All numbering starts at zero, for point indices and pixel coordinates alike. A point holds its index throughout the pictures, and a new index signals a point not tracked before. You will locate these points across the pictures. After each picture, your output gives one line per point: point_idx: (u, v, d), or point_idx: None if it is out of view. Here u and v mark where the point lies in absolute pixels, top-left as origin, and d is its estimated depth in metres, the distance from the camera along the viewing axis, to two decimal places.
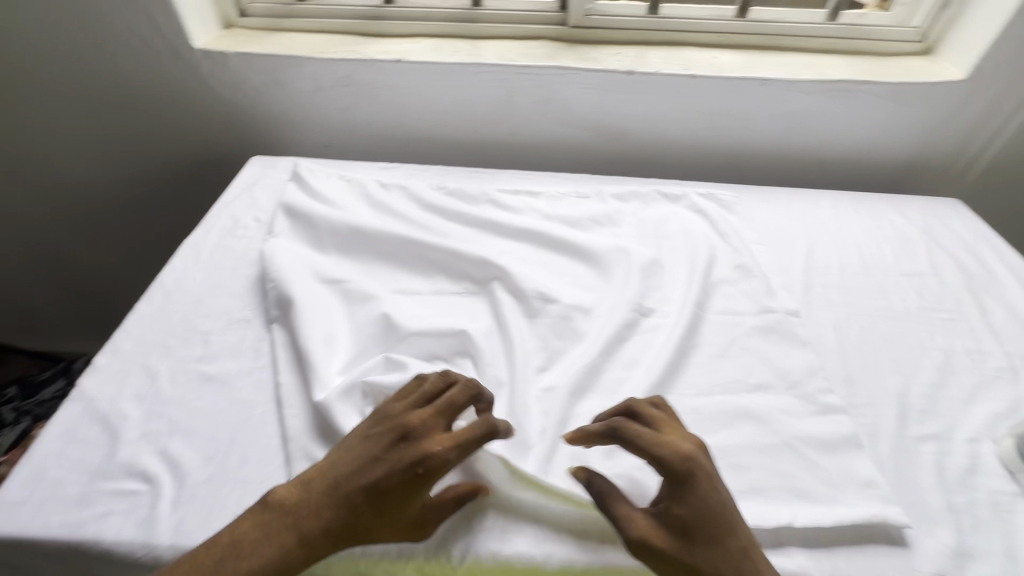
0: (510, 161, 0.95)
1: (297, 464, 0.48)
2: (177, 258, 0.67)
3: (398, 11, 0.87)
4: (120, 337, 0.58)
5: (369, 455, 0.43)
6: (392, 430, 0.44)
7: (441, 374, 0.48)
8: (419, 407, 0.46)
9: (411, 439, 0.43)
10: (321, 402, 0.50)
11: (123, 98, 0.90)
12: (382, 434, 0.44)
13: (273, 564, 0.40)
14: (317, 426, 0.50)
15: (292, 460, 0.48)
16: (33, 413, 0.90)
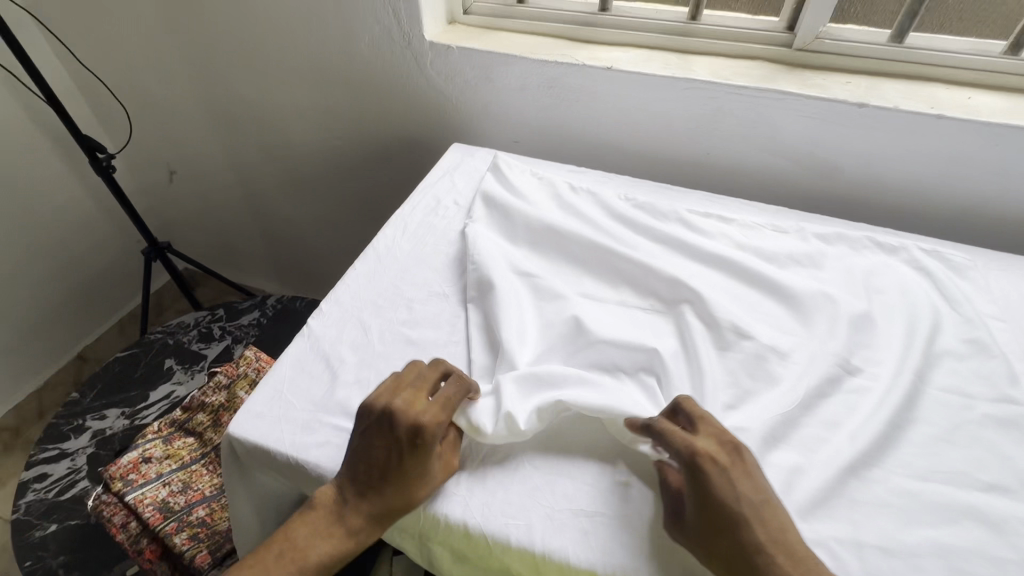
0: (696, 181, 0.91)
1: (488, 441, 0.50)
2: (389, 227, 0.74)
3: (613, 20, 0.88)
4: (342, 289, 0.65)
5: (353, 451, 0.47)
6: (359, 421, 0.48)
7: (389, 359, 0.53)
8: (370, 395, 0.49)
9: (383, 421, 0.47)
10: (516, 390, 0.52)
11: (352, 78, 1.02)
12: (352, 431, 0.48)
13: (337, 557, 0.45)
14: None
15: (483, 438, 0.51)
16: (232, 334, 1.07)
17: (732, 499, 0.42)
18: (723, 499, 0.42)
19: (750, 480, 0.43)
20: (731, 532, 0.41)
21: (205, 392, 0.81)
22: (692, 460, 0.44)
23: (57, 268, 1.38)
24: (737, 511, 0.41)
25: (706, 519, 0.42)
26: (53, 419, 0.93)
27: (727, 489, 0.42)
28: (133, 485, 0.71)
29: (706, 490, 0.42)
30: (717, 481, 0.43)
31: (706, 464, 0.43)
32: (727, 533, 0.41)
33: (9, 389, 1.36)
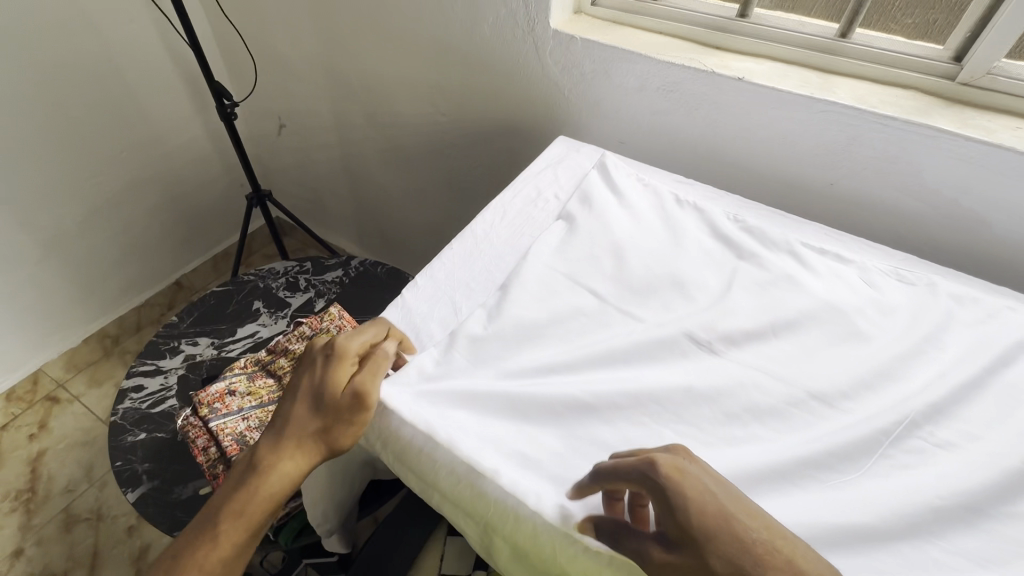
0: (810, 211, 0.85)
1: (563, 446, 0.49)
2: (488, 212, 0.74)
3: (751, 28, 0.83)
4: (437, 267, 0.66)
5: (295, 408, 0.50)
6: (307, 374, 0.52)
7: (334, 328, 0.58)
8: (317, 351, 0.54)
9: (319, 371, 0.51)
10: (597, 406, 0.51)
11: (468, 57, 1.02)
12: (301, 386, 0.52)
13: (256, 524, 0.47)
14: (586, 419, 0.51)
15: (558, 441, 0.49)
16: (316, 289, 1.12)
17: (714, 506, 0.39)
18: (701, 509, 0.39)
19: (715, 480, 0.42)
20: (719, 547, 0.37)
21: (290, 339, 0.85)
22: (671, 482, 0.40)
23: (171, 199, 1.51)
24: (706, 517, 0.39)
25: (694, 541, 0.38)
26: (154, 337, 1.01)
27: (703, 495, 0.40)
28: (218, 414, 0.77)
29: (686, 508, 0.39)
30: (699, 496, 0.40)
31: (683, 480, 0.40)
32: (724, 546, 0.37)
33: (115, 301, 1.50)
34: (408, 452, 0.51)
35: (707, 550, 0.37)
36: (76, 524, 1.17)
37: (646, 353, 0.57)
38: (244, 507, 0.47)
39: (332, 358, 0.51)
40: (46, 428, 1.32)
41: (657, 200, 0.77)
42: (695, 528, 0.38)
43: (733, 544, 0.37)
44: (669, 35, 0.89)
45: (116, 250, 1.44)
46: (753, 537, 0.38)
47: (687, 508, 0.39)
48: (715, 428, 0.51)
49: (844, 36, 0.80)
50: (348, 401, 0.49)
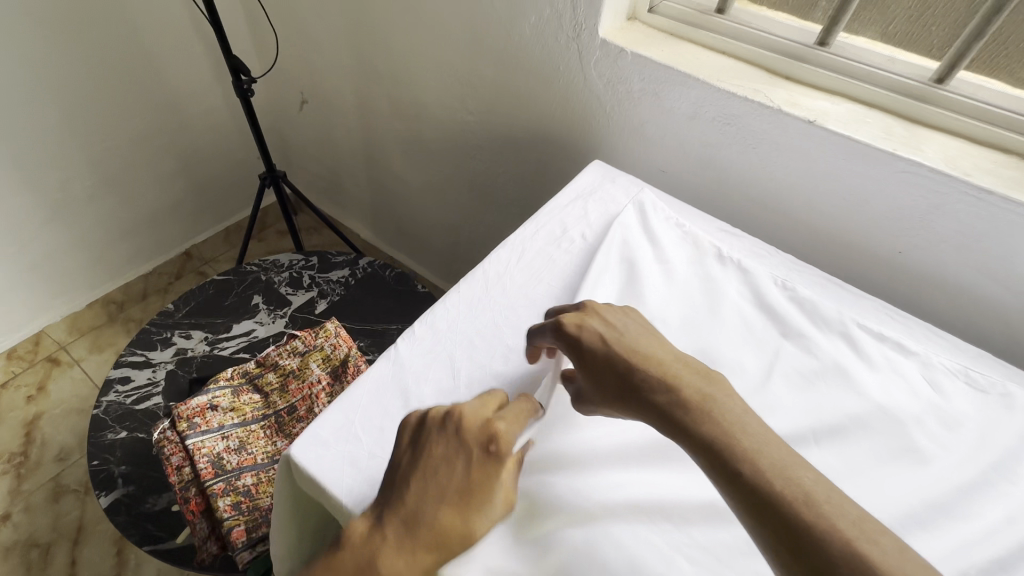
0: (868, 278, 0.75)
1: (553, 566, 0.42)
2: (504, 249, 0.66)
3: (831, 59, 0.73)
4: (439, 314, 0.59)
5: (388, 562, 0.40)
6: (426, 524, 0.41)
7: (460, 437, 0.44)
8: (444, 483, 0.42)
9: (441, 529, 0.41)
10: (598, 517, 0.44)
11: (504, 56, 0.93)
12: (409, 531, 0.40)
13: None
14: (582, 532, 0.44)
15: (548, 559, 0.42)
16: (320, 288, 1.06)
17: (604, 345, 0.49)
18: (608, 349, 0.48)
19: (612, 327, 0.51)
20: (636, 375, 0.45)
21: (281, 353, 0.80)
22: (574, 333, 0.50)
23: (185, 168, 1.45)
24: (609, 354, 0.48)
25: (612, 371, 0.47)
26: (148, 325, 0.97)
27: (596, 338, 0.49)
28: (196, 430, 0.72)
29: (590, 351, 0.49)
30: (594, 345, 0.49)
31: (586, 331, 0.50)
32: (621, 376, 0.46)
33: (122, 267, 1.47)
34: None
35: (609, 379, 0.46)
36: (64, 495, 1.16)
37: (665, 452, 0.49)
38: None
39: (496, 460, 0.43)
40: (44, 391, 1.31)
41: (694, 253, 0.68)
42: (596, 363, 0.48)
43: (627, 375, 0.46)
44: (735, 57, 0.78)
45: (126, 217, 1.39)
46: (646, 371, 0.45)
47: (591, 349, 0.49)
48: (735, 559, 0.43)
49: (942, 81, 0.69)
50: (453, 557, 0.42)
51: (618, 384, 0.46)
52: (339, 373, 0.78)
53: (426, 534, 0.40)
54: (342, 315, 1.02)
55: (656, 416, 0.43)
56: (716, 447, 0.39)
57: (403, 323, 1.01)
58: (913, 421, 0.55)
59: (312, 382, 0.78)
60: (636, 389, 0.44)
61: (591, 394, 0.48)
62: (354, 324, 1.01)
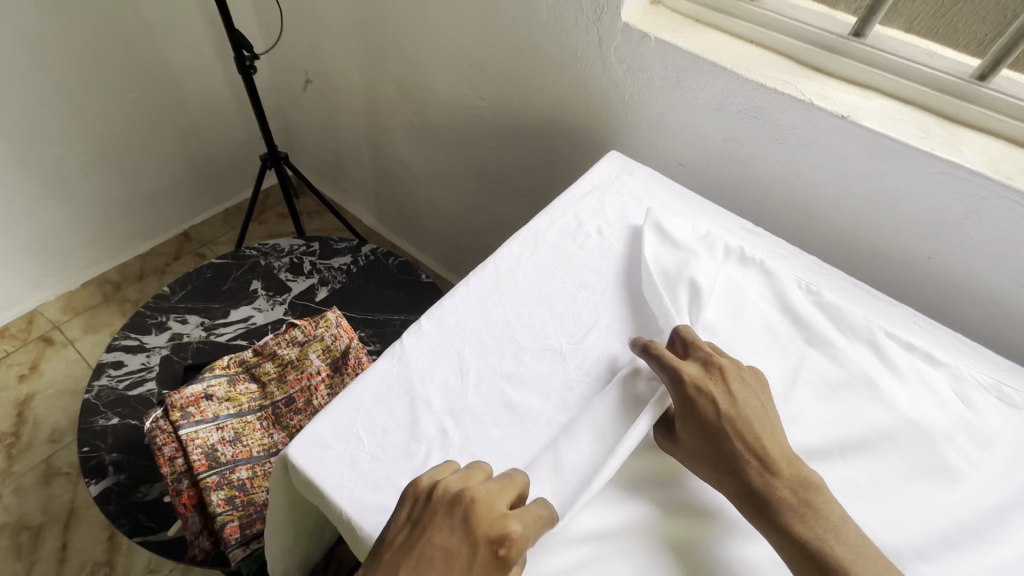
0: (893, 282, 0.72)
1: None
2: (517, 241, 0.63)
3: (866, 51, 0.69)
4: (447, 308, 0.56)
5: None
6: None
7: (462, 526, 0.38)
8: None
9: None
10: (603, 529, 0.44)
11: (519, 38, 0.88)
12: None
13: None
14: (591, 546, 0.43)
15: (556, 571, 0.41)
16: (321, 274, 1.03)
17: (718, 416, 0.46)
18: (726, 423, 0.45)
19: (734, 398, 0.47)
20: (741, 464, 0.44)
21: (279, 343, 0.77)
22: (691, 391, 0.47)
23: (185, 147, 1.42)
24: (726, 431, 0.45)
25: (717, 446, 0.45)
26: (143, 308, 0.94)
27: (717, 407, 0.46)
28: (189, 420, 0.69)
29: (705, 415, 0.46)
30: (709, 409, 0.46)
31: (706, 392, 0.47)
32: (725, 453, 0.44)
33: (118, 246, 1.44)
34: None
35: (709, 450, 0.45)
36: (55, 477, 1.14)
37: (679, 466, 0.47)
38: None
39: (501, 565, 0.38)
40: (37, 370, 1.28)
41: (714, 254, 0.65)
42: (705, 430, 0.45)
43: (740, 459, 0.44)
44: (764, 47, 0.75)
45: (123, 195, 1.36)
46: (753, 457, 0.44)
47: (704, 410, 0.46)
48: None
49: (982, 79, 0.65)
50: None
51: (723, 465, 0.44)
52: (339, 365, 0.76)
53: None
54: (343, 304, 0.99)
55: (748, 499, 0.42)
56: (814, 555, 0.39)
57: (407, 314, 0.98)
58: (943, 437, 0.52)
59: (311, 373, 0.75)
60: (739, 471, 0.43)
61: (680, 452, 0.46)
62: (356, 312, 0.98)
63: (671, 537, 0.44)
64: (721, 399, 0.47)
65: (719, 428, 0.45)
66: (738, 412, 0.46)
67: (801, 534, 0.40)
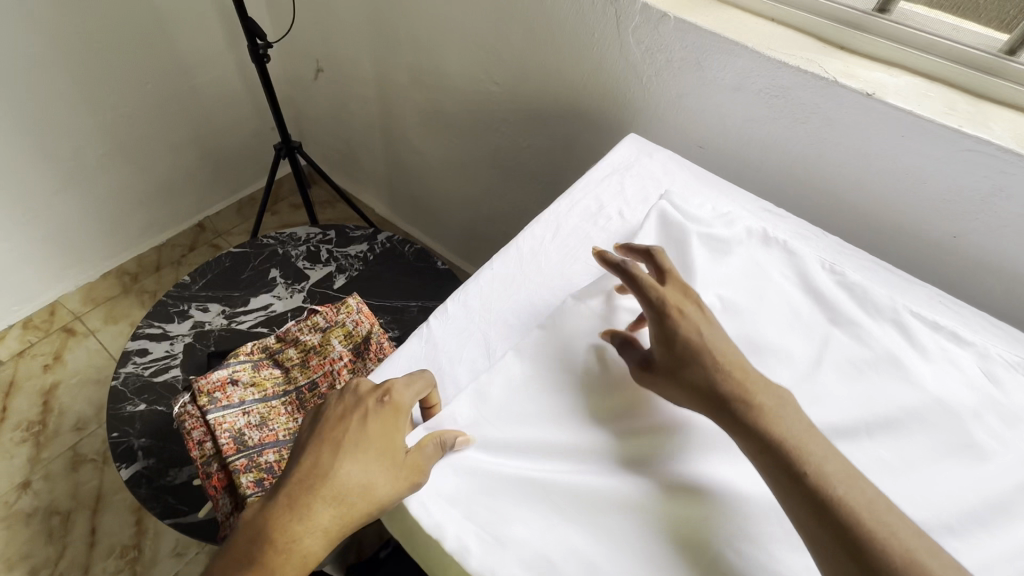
0: (918, 263, 0.71)
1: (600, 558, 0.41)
2: (538, 224, 0.63)
3: (891, 27, 0.68)
4: (472, 291, 0.56)
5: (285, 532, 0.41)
6: (319, 480, 0.43)
7: (353, 395, 0.47)
8: (338, 435, 0.45)
9: (333, 484, 0.43)
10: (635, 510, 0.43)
11: (534, 21, 0.88)
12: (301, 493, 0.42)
13: None
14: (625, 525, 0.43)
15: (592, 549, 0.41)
16: (338, 262, 1.04)
17: (698, 338, 0.47)
18: (699, 343, 0.47)
19: (708, 321, 0.49)
20: (716, 377, 0.45)
21: (301, 329, 0.78)
22: (669, 311, 0.49)
23: (199, 138, 1.42)
24: (699, 348, 0.47)
25: (692, 363, 0.46)
26: (164, 297, 0.96)
27: (695, 330, 0.48)
28: (216, 405, 0.70)
29: (677, 330, 0.48)
30: (685, 328, 0.48)
31: (678, 309, 0.49)
32: (692, 364, 0.46)
33: (136, 238, 1.45)
34: (422, 534, 0.43)
35: (680, 364, 0.47)
36: (82, 464, 1.17)
37: (713, 444, 0.46)
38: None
39: (391, 407, 0.46)
40: (61, 360, 1.31)
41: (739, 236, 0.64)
42: (677, 349, 0.47)
43: (704, 369, 0.46)
44: (785, 25, 0.73)
45: (140, 186, 1.37)
46: (722, 374, 0.45)
47: (676, 328, 0.48)
48: (784, 554, 0.40)
49: (1011, 53, 0.64)
50: (358, 518, 0.43)
51: (694, 379, 0.46)
52: (361, 349, 0.77)
53: (325, 487, 0.43)
54: (361, 291, 1.00)
55: (716, 407, 0.44)
56: (771, 448, 0.41)
57: (424, 301, 0.99)
58: (971, 415, 0.52)
59: (334, 358, 0.76)
60: (707, 383, 0.45)
61: (654, 369, 0.48)
62: (374, 300, 0.99)
63: (708, 516, 0.42)
64: (695, 322, 0.49)
65: (692, 346, 0.47)
66: (706, 330, 0.48)
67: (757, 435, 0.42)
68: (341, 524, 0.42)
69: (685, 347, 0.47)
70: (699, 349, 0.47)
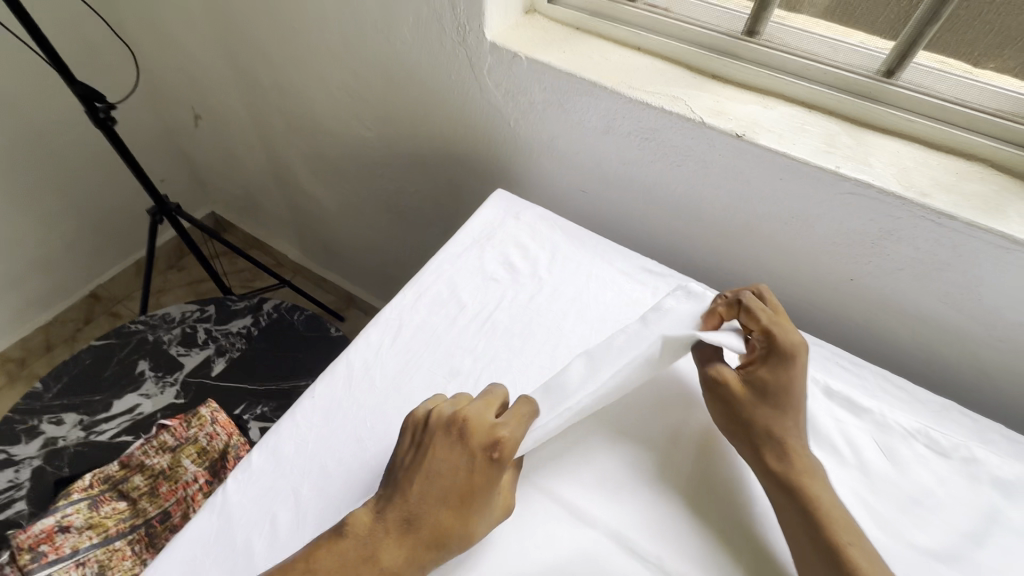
0: (821, 307, 0.65)
1: None
2: (375, 327, 0.54)
3: (762, 49, 0.60)
4: (283, 434, 0.47)
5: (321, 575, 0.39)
6: (388, 538, 0.40)
7: (445, 453, 0.42)
8: (424, 497, 0.41)
9: (409, 528, 0.40)
10: None
11: (389, 63, 0.78)
12: (366, 539, 0.40)
13: None
14: None
15: None
16: (217, 343, 0.93)
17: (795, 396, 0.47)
18: (792, 398, 0.46)
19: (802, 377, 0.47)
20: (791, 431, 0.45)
21: (146, 452, 0.69)
22: (788, 351, 0.47)
23: (73, 204, 1.28)
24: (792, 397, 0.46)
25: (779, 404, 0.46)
26: (11, 412, 0.84)
27: (796, 386, 0.47)
28: (40, 564, 0.59)
29: (788, 371, 0.47)
30: (793, 377, 0.47)
31: (798, 355, 0.47)
32: (778, 402, 0.46)
33: (16, 322, 1.31)
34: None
35: (758, 402, 0.46)
36: None
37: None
38: None
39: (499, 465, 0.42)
40: None
41: (591, 310, 0.57)
42: (776, 385, 0.46)
43: (778, 416, 0.45)
44: (652, 54, 0.65)
45: (8, 267, 1.23)
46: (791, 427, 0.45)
47: (789, 370, 0.46)
48: None
49: (890, 74, 0.57)
50: None
51: (762, 419, 0.46)
52: (218, 468, 0.68)
53: (423, 532, 0.40)
54: (243, 375, 0.89)
55: (764, 439, 0.45)
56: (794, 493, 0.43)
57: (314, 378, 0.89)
58: (854, 500, 0.47)
59: (186, 483, 0.67)
60: (779, 424, 0.45)
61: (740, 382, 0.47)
62: (259, 380, 0.88)
63: None
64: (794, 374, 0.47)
65: (775, 391, 0.46)
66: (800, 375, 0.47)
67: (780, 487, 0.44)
68: None
69: (778, 394, 0.46)
70: (791, 399, 0.46)
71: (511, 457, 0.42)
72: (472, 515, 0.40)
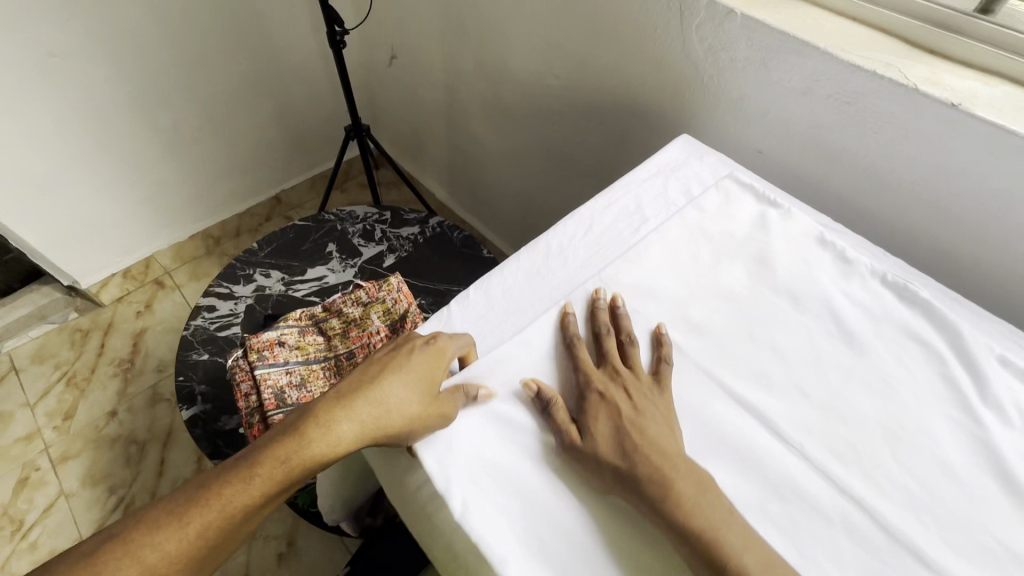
0: (1007, 295, 0.64)
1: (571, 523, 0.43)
2: (571, 220, 0.64)
3: (993, 28, 0.60)
4: (494, 278, 0.59)
5: (278, 432, 0.47)
6: (334, 401, 0.48)
7: (394, 348, 0.52)
8: (367, 370, 0.50)
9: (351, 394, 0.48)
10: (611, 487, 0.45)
11: (595, 16, 0.87)
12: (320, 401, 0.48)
13: (181, 549, 0.43)
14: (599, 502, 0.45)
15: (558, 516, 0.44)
16: (390, 242, 1.09)
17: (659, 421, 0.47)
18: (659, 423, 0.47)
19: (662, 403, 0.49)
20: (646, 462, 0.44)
21: (345, 302, 0.84)
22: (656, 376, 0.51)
23: (280, 116, 1.53)
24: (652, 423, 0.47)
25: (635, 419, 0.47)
26: (234, 260, 1.04)
27: (661, 409, 0.48)
28: (264, 362, 0.77)
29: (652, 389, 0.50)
30: (652, 403, 0.48)
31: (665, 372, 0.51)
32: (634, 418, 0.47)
33: (221, 206, 1.59)
34: (436, 510, 0.46)
35: (615, 335, 0.54)
36: (159, 402, 1.32)
37: (711, 443, 0.48)
38: (265, 457, 0.45)
39: (435, 348, 0.51)
40: (150, 309, 1.47)
41: (761, 246, 0.61)
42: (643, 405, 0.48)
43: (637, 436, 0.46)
44: (869, 25, 0.67)
45: (225, 158, 1.50)
46: (647, 454, 0.44)
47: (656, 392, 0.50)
48: None
49: None
50: (342, 440, 0.46)
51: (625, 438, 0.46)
52: (397, 327, 0.80)
53: (366, 397, 0.48)
54: (408, 271, 1.04)
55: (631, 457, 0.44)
56: None
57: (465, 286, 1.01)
58: (1017, 458, 0.47)
59: (372, 333, 0.80)
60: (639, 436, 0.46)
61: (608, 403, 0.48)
62: (419, 278, 1.03)
63: None
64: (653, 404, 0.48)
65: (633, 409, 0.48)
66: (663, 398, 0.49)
67: (582, 435, 0.46)
68: (322, 444, 0.45)
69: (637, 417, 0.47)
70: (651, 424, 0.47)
71: (446, 344, 0.52)
72: (411, 384, 0.48)
